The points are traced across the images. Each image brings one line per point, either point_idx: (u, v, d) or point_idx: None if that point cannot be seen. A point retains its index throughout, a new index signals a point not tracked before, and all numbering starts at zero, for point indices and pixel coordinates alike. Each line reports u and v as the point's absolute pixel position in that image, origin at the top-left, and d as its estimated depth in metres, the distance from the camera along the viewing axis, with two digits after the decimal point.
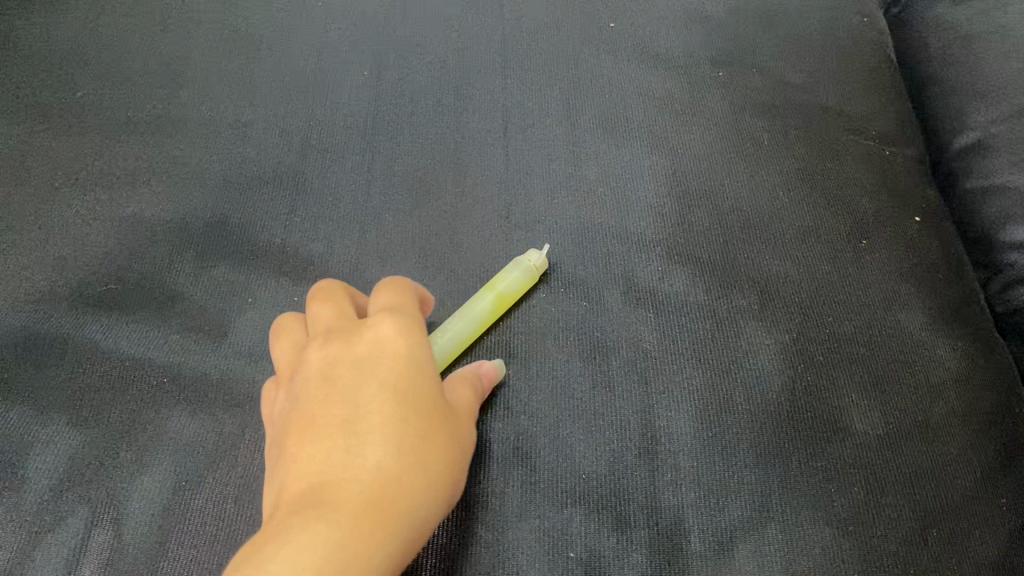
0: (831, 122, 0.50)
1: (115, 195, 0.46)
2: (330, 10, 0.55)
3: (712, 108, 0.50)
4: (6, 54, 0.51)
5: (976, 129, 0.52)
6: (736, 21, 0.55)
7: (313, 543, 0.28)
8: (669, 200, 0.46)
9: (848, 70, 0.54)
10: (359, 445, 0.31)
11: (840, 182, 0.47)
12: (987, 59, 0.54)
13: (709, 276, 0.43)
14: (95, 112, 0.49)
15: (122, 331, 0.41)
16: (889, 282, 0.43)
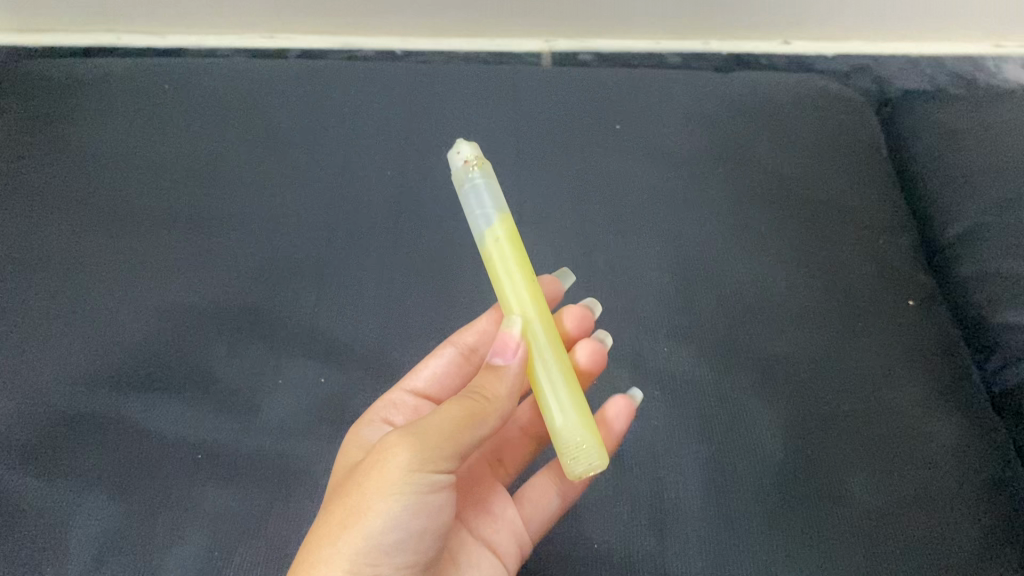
0: (826, 212, 0.54)
1: (156, 283, 0.49)
2: (354, 113, 0.60)
3: (713, 200, 0.54)
4: (57, 162, 0.56)
5: (965, 219, 0.55)
6: (734, 120, 0.59)
7: None
8: (674, 285, 0.49)
9: (842, 164, 0.57)
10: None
11: (837, 271, 0.50)
12: (971, 159, 0.58)
13: (713, 355, 0.45)
14: (138, 211, 0.53)
15: (161, 409, 0.44)
16: (883, 361, 0.46)
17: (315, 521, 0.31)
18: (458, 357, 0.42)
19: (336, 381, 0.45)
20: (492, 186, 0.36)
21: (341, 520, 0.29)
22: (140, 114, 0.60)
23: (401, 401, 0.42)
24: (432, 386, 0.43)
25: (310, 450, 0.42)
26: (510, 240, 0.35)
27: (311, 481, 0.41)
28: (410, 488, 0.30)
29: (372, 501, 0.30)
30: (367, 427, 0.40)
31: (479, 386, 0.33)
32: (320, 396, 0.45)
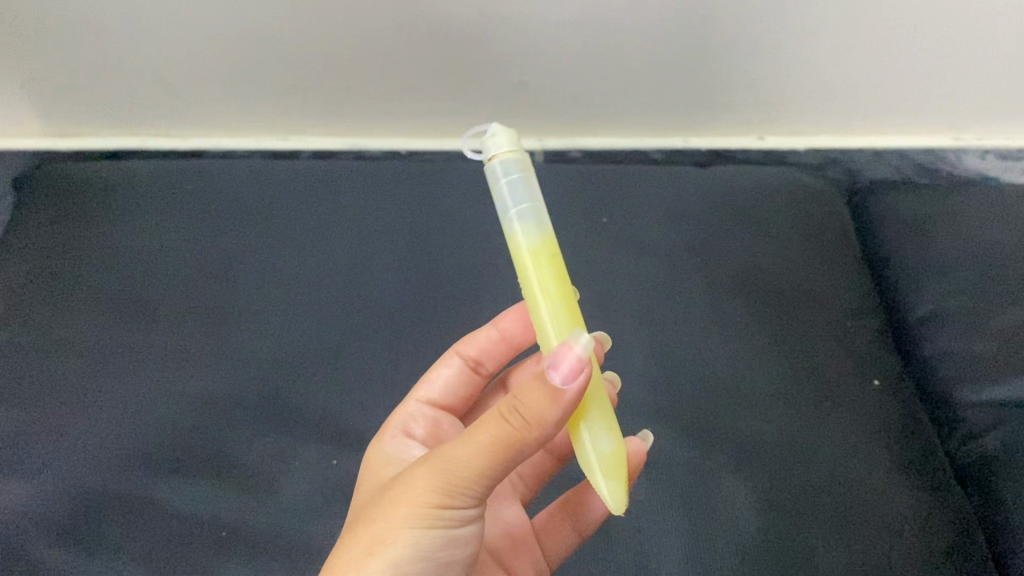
0: (798, 298, 0.58)
1: (179, 373, 0.54)
2: (361, 210, 0.65)
3: (692, 287, 0.58)
4: (88, 263, 0.61)
5: (928, 303, 0.60)
6: (712, 212, 0.64)
7: None
8: (656, 368, 0.53)
9: (812, 252, 0.62)
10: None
11: (807, 353, 0.54)
12: (933, 246, 0.63)
13: (693, 434, 0.49)
14: (163, 305, 0.58)
15: (185, 491, 0.47)
16: (850, 438, 0.50)
17: (345, 544, 0.32)
18: (464, 368, 0.45)
19: (346, 461, 0.49)
20: (529, 181, 0.33)
21: (367, 545, 0.31)
22: (168, 215, 0.65)
23: (418, 413, 0.44)
24: (444, 396, 0.45)
25: (322, 527, 0.46)
26: (544, 247, 0.33)
27: (324, 556, 0.45)
28: (440, 520, 0.31)
29: (405, 532, 0.31)
30: (388, 441, 0.42)
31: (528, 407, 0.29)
32: (331, 476, 0.49)
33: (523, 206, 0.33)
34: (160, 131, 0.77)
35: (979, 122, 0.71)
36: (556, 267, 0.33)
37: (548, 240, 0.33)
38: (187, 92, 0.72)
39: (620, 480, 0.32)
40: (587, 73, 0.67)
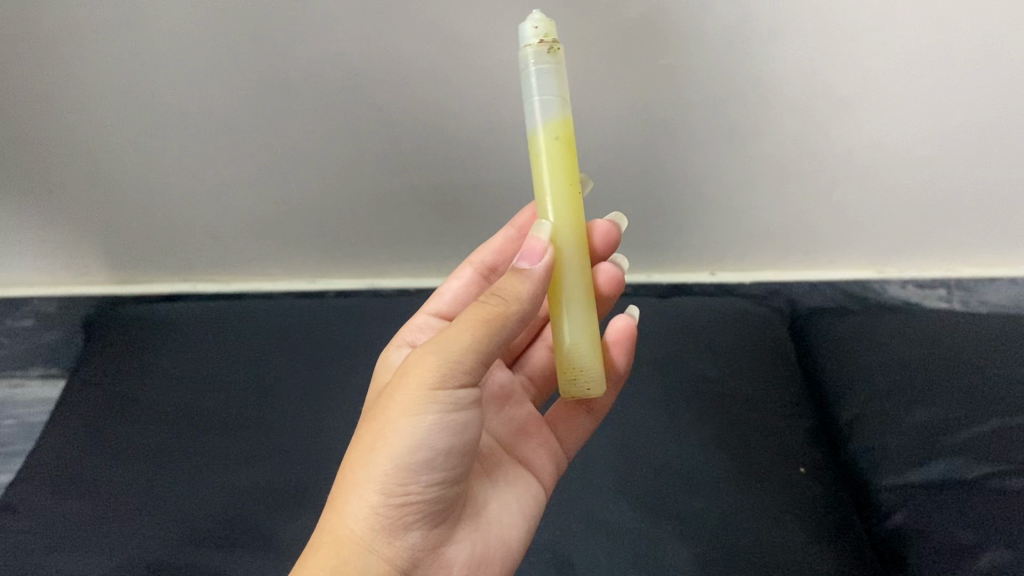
0: (737, 404, 0.69)
1: (227, 470, 0.65)
2: (377, 336, 0.77)
3: (650, 395, 0.70)
4: (151, 385, 0.74)
5: (851, 407, 0.71)
6: (669, 335, 0.77)
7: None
8: (618, 459, 0.64)
9: (752, 366, 0.74)
10: (344, 491, 0.41)
11: (740, 444, 0.66)
12: (856, 361, 0.75)
13: (646, 510, 0.60)
14: (213, 418, 0.70)
15: (231, 560, 0.58)
16: (775, 512, 0.60)
17: (363, 439, 0.42)
18: (475, 276, 0.59)
19: None
20: (560, 84, 0.43)
21: (377, 445, 0.41)
22: (215, 343, 0.78)
23: (425, 323, 0.58)
24: (452, 306, 0.59)
25: None
26: (563, 143, 0.43)
27: None
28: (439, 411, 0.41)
29: (409, 429, 0.40)
30: (397, 350, 0.57)
31: (505, 287, 0.42)
32: None
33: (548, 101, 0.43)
34: (208, 278, 0.92)
35: (896, 257, 0.85)
36: (567, 168, 0.44)
37: (565, 136, 0.43)
38: (235, 242, 0.87)
39: (581, 369, 0.45)
40: None
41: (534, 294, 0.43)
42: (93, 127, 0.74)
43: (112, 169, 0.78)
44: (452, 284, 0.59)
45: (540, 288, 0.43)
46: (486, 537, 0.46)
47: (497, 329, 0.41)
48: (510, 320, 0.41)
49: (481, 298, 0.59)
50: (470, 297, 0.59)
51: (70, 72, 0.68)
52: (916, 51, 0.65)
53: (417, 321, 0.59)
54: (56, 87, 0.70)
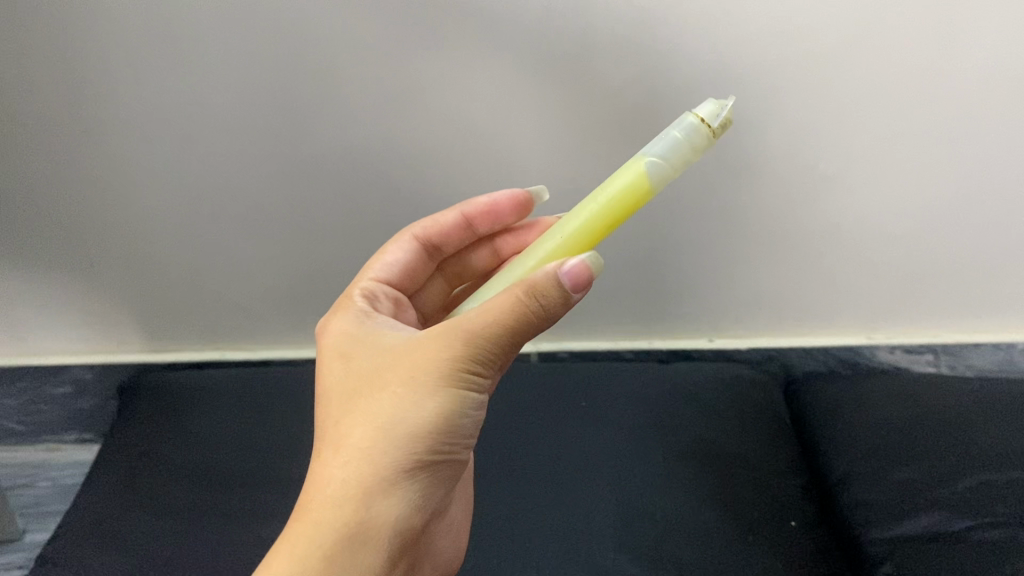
0: (733, 463, 0.74)
1: (255, 530, 0.70)
2: None
3: (650, 453, 0.74)
4: (183, 448, 0.79)
5: (841, 466, 0.75)
6: (669, 397, 0.81)
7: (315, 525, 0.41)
8: (619, 513, 0.68)
9: (748, 427, 0.78)
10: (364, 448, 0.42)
11: (735, 501, 0.70)
12: (847, 422, 0.79)
13: (645, 561, 0.64)
14: (241, 480, 0.75)
15: None
16: (766, 563, 0.64)
17: (382, 398, 0.42)
18: (417, 246, 0.58)
19: None
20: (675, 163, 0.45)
21: (409, 411, 0.42)
22: (242, 409, 0.83)
23: (373, 288, 0.55)
24: (393, 272, 0.57)
25: None
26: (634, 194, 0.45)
27: None
28: (470, 390, 0.43)
29: (449, 404, 0.42)
30: (343, 306, 0.52)
31: (537, 293, 0.41)
32: None
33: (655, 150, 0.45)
34: (235, 345, 0.97)
35: (884, 324, 0.90)
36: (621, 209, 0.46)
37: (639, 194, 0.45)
38: (262, 309, 0.93)
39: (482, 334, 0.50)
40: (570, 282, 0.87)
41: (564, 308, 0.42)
42: (136, 201, 0.80)
43: (151, 241, 0.84)
44: (394, 255, 0.57)
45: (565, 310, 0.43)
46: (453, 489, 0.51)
47: (530, 328, 0.42)
48: (542, 326, 0.43)
49: (419, 269, 0.59)
50: (410, 265, 0.58)
51: (120, 151, 0.75)
52: (893, 131, 0.72)
53: (364, 285, 0.55)
54: (106, 165, 0.76)
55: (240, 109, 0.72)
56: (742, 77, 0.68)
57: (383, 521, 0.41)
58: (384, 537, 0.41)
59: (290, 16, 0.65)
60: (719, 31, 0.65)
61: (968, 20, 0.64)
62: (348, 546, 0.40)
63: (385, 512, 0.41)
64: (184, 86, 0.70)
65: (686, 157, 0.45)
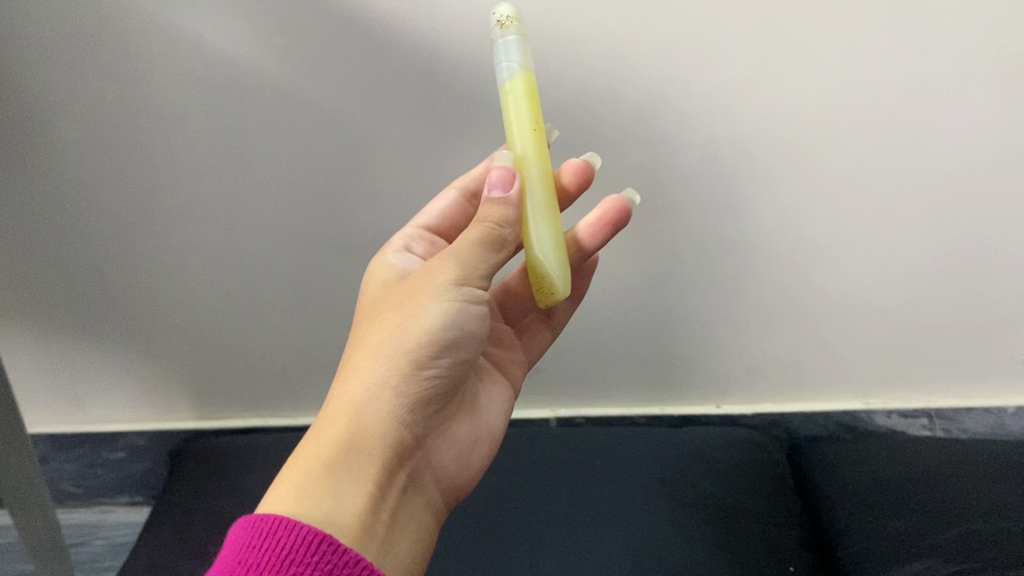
0: (736, 514, 0.80)
1: None
2: None
3: (659, 504, 0.81)
4: (232, 502, 0.87)
5: (838, 520, 0.81)
6: (677, 454, 0.88)
7: (327, 424, 0.51)
8: (630, 559, 0.75)
9: (751, 481, 0.85)
10: (370, 361, 0.52)
11: (738, 551, 0.76)
12: (844, 479, 0.85)
13: None
14: None
15: None
16: None
17: (386, 322, 0.53)
18: (459, 198, 0.70)
19: None
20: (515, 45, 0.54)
21: (400, 328, 0.52)
22: (284, 469, 0.91)
23: (418, 236, 0.68)
24: (437, 221, 0.70)
25: None
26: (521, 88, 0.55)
27: None
28: (450, 312, 0.52)
29: (427, 324, 0.52)
30: (390, 253, 0.66)
31: (487, 212, 0.54)
32: None
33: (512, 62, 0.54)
34: (277, 412, 1.05)
35: (880, 389, 0.98)
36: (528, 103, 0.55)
37: (524, 87, 0.55)
38: (303, 379, 1.01)
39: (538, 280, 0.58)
40: (585, 350, 0.95)
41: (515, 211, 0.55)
42: (197, 280, 0.89)
43: (207, 316, 0.93)
44: (438, 205, 0.70)
45: (515, 210, 0.55)
46: (472, 428, 0.61)
47: (494, 244, 0.54)
48: (503, 236, 0.54)
49: (462, 218, 0.71)
50: (454, 214, 0.70)
51: (185, 236, 0.84)
52: (876, 214, 0.80)
53: (407, 233, 0.68)
54: (171, 248, 0.86)
55: (294, 198, 0.81)
56: (737, 168, 0.76)
57: (374, 430, 0.51)
58: (374, 443, 0.51)
59: (340, 120, 0.74)
60: (720, 132, 0.73)
61: (937, 117, 0.72)
62: (351, 440, 0.50)
63: (374, 419, 0.51)
64: (246, 178, 0.79)
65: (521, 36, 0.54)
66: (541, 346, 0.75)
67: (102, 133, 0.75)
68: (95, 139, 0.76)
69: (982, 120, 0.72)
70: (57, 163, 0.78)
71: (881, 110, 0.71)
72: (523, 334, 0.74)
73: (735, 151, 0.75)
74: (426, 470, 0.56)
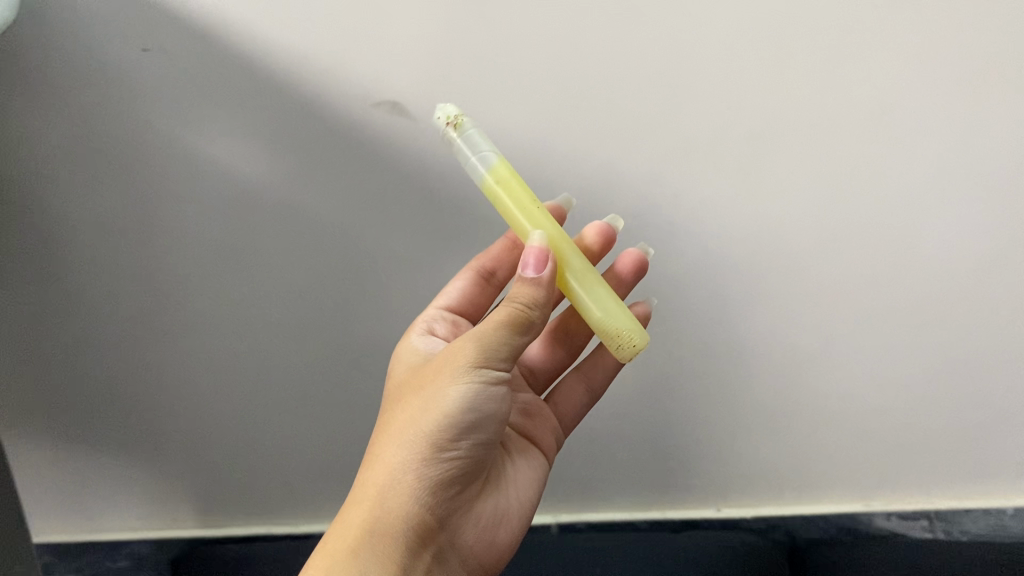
0: None
1: None
2: None
3: None
4: None
5: None
6: (679, 559, 0.89)
7: (354, 513, 0.53)
8: None
9: None
10: (394, 447, 0.53)
11: None
12: None
13: None
14: None
15: None
16: None
17: (411, 407, 0.54)
18: (475, 277, 0.72)
19: None
20: (475, 136, 0.57)
21: (421, 415, 0.53)
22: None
23: (437, 317, 0.71)
24: (455, 302, 0.72)
25: None
26: (503, 170, 0.58)
27: None
28: (470, 396, 0.53)
29: (445, 408, 0.52)
30: (415, 335, 0.69)
31: (517, 294, 0.54)
32: None
33: (484, 153, 0.58)
34: (280, 520, 1.06)
35: (881, 492, 0.99)
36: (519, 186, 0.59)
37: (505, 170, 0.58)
38: (307, 487, 1.03)
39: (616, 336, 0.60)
40: (586, 456, 0.97)
41: (547, 291, 0.55)
42: (205, 390, 0.91)
43: (214, 425, 0.95)
44: (455, 286, 0.72)
45: (546, 291, 0.55)
46: (501, 503, 0.62)
47: (523, 325, 0.54)
48: (533, 318, 0.54)
49: (482, 294, 0.73)
50: (469, 293, 0.72)
51: (194, 347, 0.87)
52: (865, 323, 0.83)
53: (429, 314, 0.72)
54: (179, 359, 0.88)
55: (302, 310, 0.84)
56: (728, 277, 0.79)
57: (396, 514, 0.52)
58: (399, 528, 0.52)
59: (346, 235, 0.78)
60: (710, 246, 0.77)
61: (920, 232, 0.75)
62: (374, 530, 0.52)
63: (397, 504, 0.52)
64: (256, 291, 0.83)
65: (477, 128, 0.58)
66: (574, 405, 0.77)
67: (117, 246, 0.79)
68: (111, 252, 0.80)
69: (965, 232, 0.75)
70: (75, 276, 0.81)
71: (868, 227, 0.75)
72: (558, 403, 0.76)
73: (727, 261, 0.78)
74: (454, 552, 0.57)
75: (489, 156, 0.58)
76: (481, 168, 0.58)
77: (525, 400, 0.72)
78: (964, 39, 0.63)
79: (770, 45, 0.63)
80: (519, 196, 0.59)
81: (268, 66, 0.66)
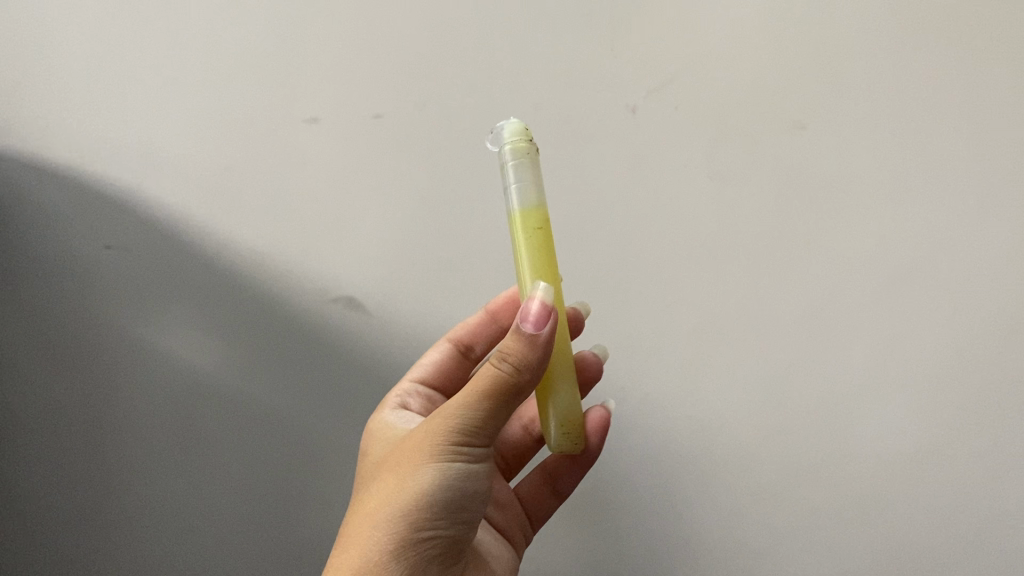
0: None
1: None
2: None
3: None
4: None
5: None
6: None
7: None
8: None
9: None
10: (368, 527, 0.47)
11: None
12: None
13: None
14: None
15: None
16: None
17: (385, 482, 0.49)
18: (453, 348, 0.68)
19: None
20: (524, 169, 0.51)
21: (398, 490, 0.47)
22: None
23: (415, 389, 0.66)
24: (432, 374, 0.68)
25: None
26: (537, 212, 0.51)
27: None
28: (448, 474, 0.47)
29: (422, 485, 0.47)
30: (387, 411, 0.64)
31: (508, 350, 0.47)
32: None
33: (524, 186, 0.51)
34: None
35: None
36: (546, 238, 0.52)
37: (539, 217, 0.51)
38: None
39: (567, 428, 0.53)
40: None
41: (541, 356, 0.47)
42: None
43: None
44: (433, 357, 0.68)
45: (541, 355, 0.47)
46: None
47: (507, 396, 0.47)
48: (521, 384, 0.47)
49: (460, 369, 0.69)
50: (447, 367, 0.68)
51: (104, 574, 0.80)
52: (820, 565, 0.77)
53: (403, 388, 0.67)
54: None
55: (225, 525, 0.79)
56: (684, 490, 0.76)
57: None
58: None
59: (282, 434, 0.76)
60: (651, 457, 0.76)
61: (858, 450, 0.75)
62: None
63: None
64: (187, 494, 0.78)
65: (534, 160, 0.52)
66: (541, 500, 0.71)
67: (69, 399, 0.77)
68: (59, 426, 0.77)
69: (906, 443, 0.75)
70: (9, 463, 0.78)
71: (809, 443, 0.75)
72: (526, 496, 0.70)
73: (685, 473, 0.75)
74: None
75: (527, 194, 0.51)
76: (515, 200, 0.52)
77: (497, 490, 0.66)
78: (872, 232, 0.71)
79: (697, 234, 0.71)
80: (538, 248, 0.51)
81: (238, 246, 0.72)
